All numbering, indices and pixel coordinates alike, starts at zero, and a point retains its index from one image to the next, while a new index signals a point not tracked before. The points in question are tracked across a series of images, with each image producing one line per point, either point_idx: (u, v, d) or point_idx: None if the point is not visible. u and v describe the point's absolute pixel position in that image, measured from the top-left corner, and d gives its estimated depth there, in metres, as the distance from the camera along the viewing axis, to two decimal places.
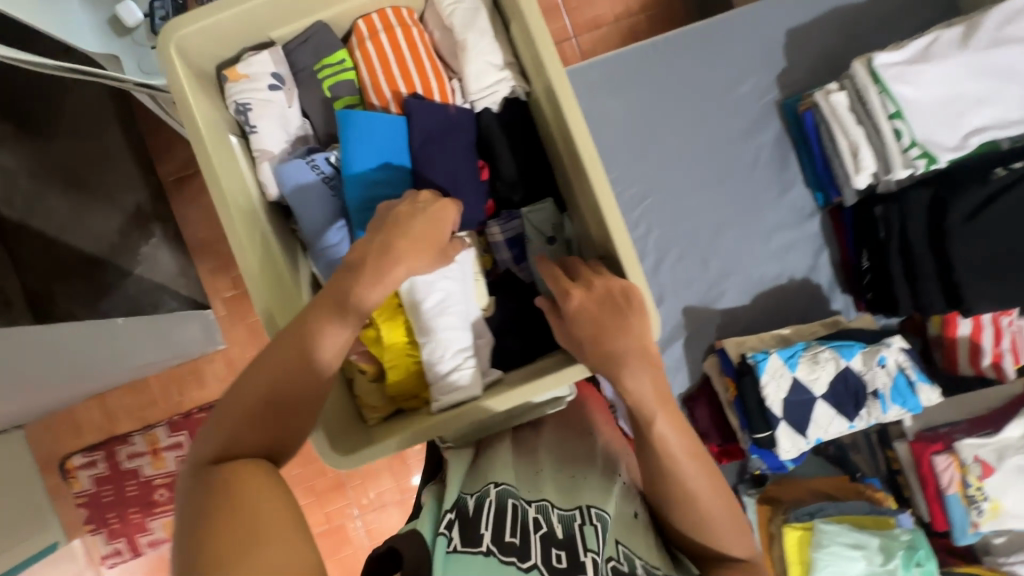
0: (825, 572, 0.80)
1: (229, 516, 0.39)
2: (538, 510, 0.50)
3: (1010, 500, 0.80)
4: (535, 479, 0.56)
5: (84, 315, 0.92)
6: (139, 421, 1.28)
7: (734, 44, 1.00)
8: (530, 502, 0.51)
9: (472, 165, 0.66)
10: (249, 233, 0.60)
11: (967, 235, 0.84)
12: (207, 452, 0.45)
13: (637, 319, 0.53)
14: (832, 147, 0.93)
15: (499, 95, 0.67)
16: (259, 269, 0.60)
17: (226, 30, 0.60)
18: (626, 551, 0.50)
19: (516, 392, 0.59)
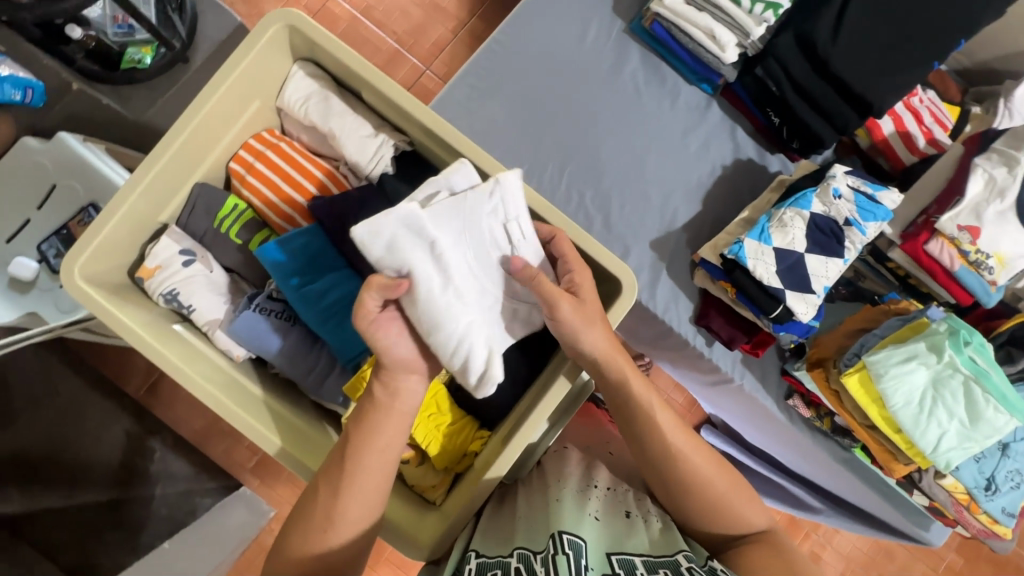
0: (896, 396, 0.82)
1: None
2: (520, 561, 0.50)
3: (1009, 246, 0.83)
4: (512, 532, 0.56)
5: (128, 559, 0.89)
6: None
7: (561, 5, 1.05)
8: (511, 557, 0.51)
9: None
10: (239, 401, 0.60)
11: (841, 50, 0.90)
12: None
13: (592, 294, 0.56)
14: (691, 42, 0.98)
15: (385, 157, 0.67)
16: (269, 426, 0.60)
17: (119, 237, 0.61)
18: (621, 558, 0.49)
19: (534, 419, 0.60)
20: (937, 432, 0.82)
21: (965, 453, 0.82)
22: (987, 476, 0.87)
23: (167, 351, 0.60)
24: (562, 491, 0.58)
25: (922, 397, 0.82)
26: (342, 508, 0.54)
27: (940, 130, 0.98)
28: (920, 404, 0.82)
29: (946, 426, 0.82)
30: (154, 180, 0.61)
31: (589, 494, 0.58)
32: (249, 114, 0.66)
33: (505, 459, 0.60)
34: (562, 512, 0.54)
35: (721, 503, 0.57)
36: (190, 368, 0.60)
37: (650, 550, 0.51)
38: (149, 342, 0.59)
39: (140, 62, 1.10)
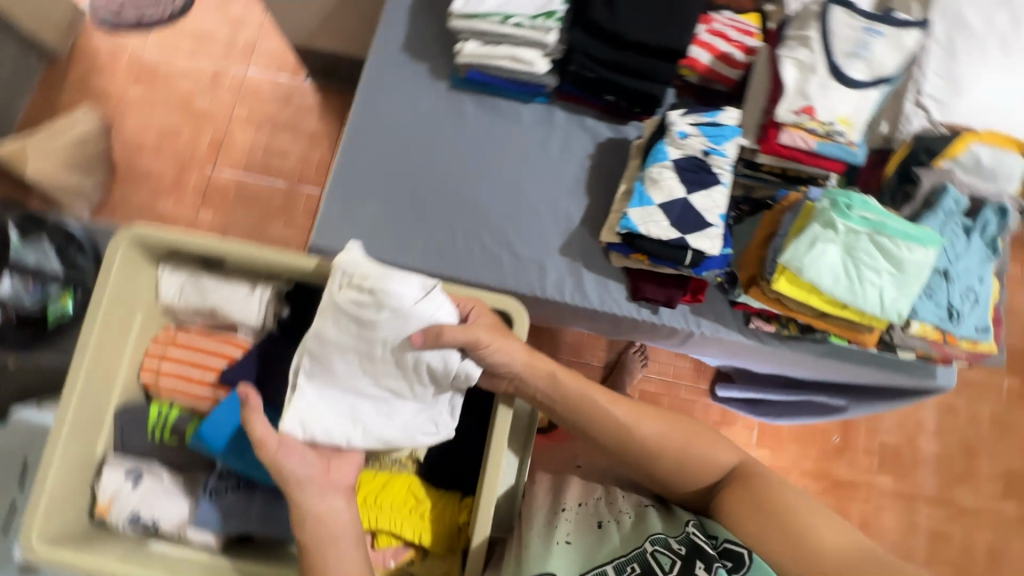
0: (823, 281, 0.86)
1: None
2: None
3: (845, 107, 0.88)
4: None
5: None
6: None
7: (387, 93, 1.14)
8: None
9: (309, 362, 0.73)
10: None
11: (624, 18, 0.98)
12: None
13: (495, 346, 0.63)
14: (505, 71, 1.07)
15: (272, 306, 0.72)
16: None
17: (63, 490, 0.64)
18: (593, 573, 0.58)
19: (492, 462, 0.62)
20: (874, 291, 0.85)
21: (909, 296, 0.85)
22: (944, 304, 0.90)
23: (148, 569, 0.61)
24: (530, 529, 0.63)
25: (844, 268, 0.86)
26: None
27: (750, 39, 1.06)
28: (845, 275, 0.86)
29: (878, 282, 0.85)
30: (75, 426, 0.64)
31: (559, 518, 0.63)
32: (137, 327, 0.71)
33: (484, 512, 0.61)
34: (532, 553, 0.60)
35: (674, 472, 0.65)
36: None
37: (624, 550, 0.59)
38: (127, 567, 0.60)
39: (63, 312, 1.14)
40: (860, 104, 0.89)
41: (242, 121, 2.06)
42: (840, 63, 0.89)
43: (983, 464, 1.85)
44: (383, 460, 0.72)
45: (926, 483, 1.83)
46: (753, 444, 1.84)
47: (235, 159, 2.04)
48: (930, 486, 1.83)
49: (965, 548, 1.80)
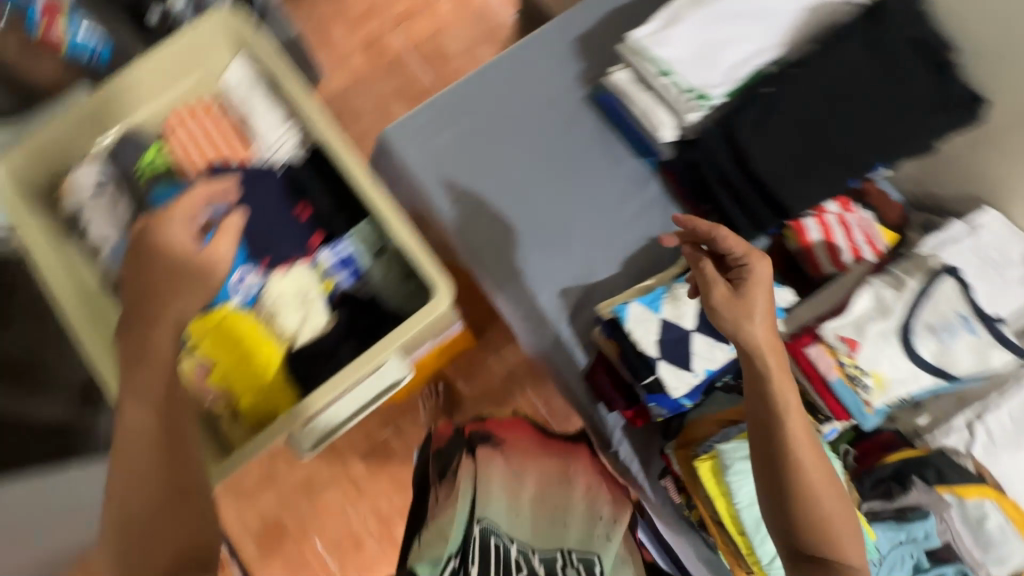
0: (740, 493, 0.81)
1: (125, 523, 0.60)
2: (520, 553, 0.97)
3: (888, 367, 0.80)
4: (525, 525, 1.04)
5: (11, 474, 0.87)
6: None
7: (531, 60, 1.13)
8: (511, 544, 0.98)
9: (279, 202, 0.78)
10: (69, 291, 0.71)
11: (762, 147, 0.92)
12: (133, 510, 0.60)
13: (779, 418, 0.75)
14: (636, 116, 1.04)
15: (317, 307, 0.77)
16: (93, 327, 0.70)
17: (51, 144, 0.77)
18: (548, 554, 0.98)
19: (323, 391, 0.69)
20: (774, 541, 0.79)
21: None
22: None
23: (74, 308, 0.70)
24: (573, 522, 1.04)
25: None
26: (152, 430, 0.63)
27: (867, 251, 1.00)
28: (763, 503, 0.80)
29: None
30: (70, 118, 0.77)
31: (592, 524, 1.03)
32: (188, 83, 0.85)
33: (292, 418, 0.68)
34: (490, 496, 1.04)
35: (809, 489, 0.73)
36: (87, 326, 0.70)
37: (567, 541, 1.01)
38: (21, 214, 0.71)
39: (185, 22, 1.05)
40: (906, 376, 0.80)
41: None
42: (917, 326, 0.80)
43: None
44: (268, 324, 0.76)
45: None
46: None
47: None
48: None
49: None
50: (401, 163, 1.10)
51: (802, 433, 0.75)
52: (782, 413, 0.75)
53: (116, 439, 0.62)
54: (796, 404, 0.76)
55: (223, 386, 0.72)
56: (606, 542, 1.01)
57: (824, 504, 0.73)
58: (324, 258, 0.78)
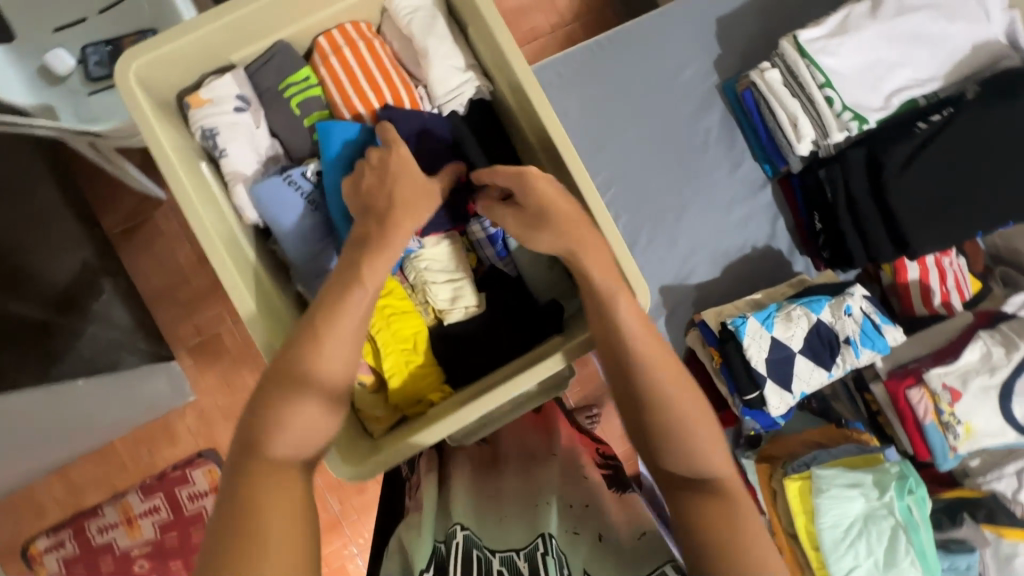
0: (827, 515, 0.85)
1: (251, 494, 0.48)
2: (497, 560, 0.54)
3: (981, 421, 0.85)
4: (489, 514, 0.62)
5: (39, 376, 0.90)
6: (108, 491, 1.25)
7: (668, 36, 1.06)
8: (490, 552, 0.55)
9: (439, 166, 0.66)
10: (216, 231, 0.59)
11: (904, 183, 0.91)
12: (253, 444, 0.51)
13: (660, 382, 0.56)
14: (773, 121, 1.00)
15: (469, 286, 0.69)
16: (238, 275, 0.59)
17: (193, 52, 0.60)
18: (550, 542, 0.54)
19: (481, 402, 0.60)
20: (848, 562, 0.84)
21: None
22: None
23: (228, 264, 0.58)
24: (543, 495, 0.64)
25: (849, 523, 0.85)
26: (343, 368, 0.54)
27: (956, 298, 1.02)
28: (848, 528, 0.85)
29: (859, 557, 0.84)
30: (217, 29, 0.59)
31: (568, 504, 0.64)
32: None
33: (453, 423, 0.60)
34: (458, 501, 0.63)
35: (693, 442, 0.55)
36: (247, 295, 0.59)
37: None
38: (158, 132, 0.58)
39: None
40: (994, 430, 0.86)
41: None
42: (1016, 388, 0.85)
43: None
44: (417, 295, 0.69)
45: None
46: None
47: None
48: None
49: None
50: None
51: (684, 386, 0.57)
52: (624, 359, 0.57)
53: (303, 351, 0.53)
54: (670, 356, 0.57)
55: (372, 361, 0.66)
56: (566, 533, 0.59)
57: (698, 445, 0.56)
58: (477, 230, 0.70)
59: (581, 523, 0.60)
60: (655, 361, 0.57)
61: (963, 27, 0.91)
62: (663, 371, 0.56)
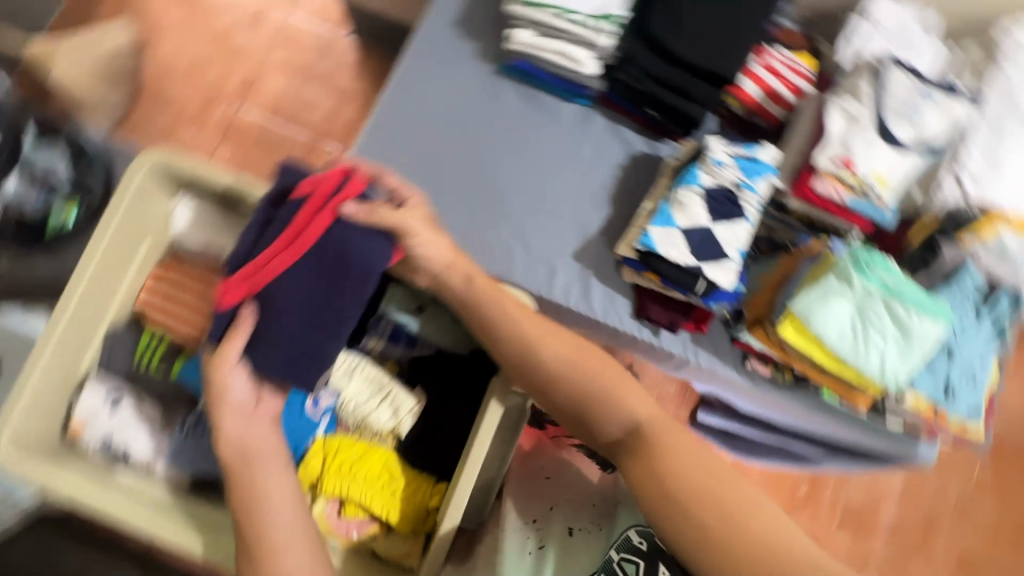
0: (830, 332, 0.86)
1: None
2: None
3: (884, 166, 0.88)
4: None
5: None
6: None
7: (429, 64, 1.11)
8: None
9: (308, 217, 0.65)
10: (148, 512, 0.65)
11: (678, 35, 0.98)
12: None
13: (554, 365, 0.62)
14: (552, 65, 1.07)
15: (398, 390, 0.71)
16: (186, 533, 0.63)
17: (45, 390, 0.67)
18: None
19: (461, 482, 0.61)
20: (877, 354, 0.85)
21: (908, 366, 0.85)
22: (943, 380, 0.89)
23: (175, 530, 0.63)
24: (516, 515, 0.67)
25: (853, 325, 0.85)
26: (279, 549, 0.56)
27: (802, 81, 1.05)
28: (854, 331, 0.85)
29: (882, 345, 0.85)
30: (52, 359, 0.67)
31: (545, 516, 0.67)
32: (142, 255, 0.74)
33: (455, 509, 0.61)
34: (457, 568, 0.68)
35: (597, 395, 0.61)
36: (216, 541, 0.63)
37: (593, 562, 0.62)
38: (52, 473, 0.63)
39: (64, 224, 1.09)
40: (896, 163, 0.89)
41: (277, 64, 2.01)
42: (886, 120, 0.89)
43: None
44: (365, 430, 0.71)
45: None
46: None
47: (265, 100, 1.98)
48: None
49: None
50: None
51: (563, 354, 0.62)
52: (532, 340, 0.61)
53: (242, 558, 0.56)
54: (547, 342, 0.63)
55: (362, 514, 0.68)
56: (529, 555, 0.62)
57: (620, 400, 0.61)
58: (371, 342, 0.75)
59: (547, 531, 0.64)
60: (549, 347, 0.61)
61: None
62: (565, 362, 0.61)
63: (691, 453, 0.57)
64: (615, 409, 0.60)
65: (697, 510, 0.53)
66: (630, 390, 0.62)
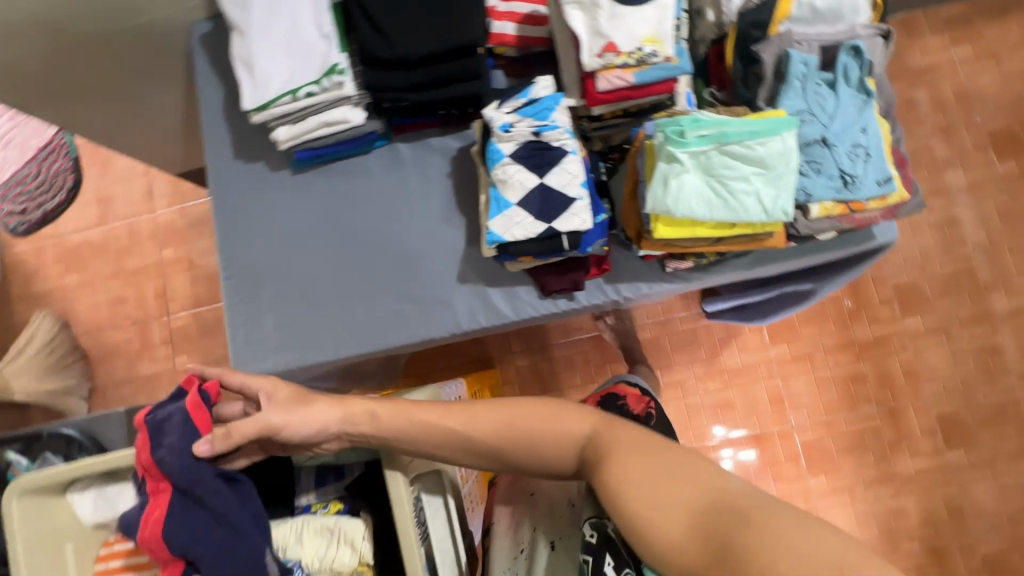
0: (697, 209, 0.80)
1: None
2: None
3: (645, 28, 0.81)
4: None
5: None
6: None
7: (241, 209, 1.13)
8: None
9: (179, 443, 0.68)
10: None
11: (399, 37, 0.92)
12: None
13: (497, 441, 0.71)
14: (328, 137, 1.04)
15: (342, 530, 0.73)
16: None
17: None
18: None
19: None
20: (750, 198, 0.79)
21: (787, 189, 0.78)
22: (834, 174, 0.82)
23: None
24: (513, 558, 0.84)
25: (711, 189, 0.79)
26: None
27: None
28: (716, 195, 0.80)
29: (749, 188, 0.79)
30: None
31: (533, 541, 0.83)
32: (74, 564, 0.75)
33: None
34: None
35: (544, 446, 0.71)
36: None
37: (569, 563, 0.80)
38: None
39: None
40: (658, 15, 0.82)
41: (176, 264, 2.10)
42: None
43: (1005, 258, 1.74)
44: None
45: (953, 304, 1.74)
46: (768, 343, 1.79)
47: (184, 298, 2.09)
48: (958, 306, 1.74)
49: (1020, 351, 1.70)
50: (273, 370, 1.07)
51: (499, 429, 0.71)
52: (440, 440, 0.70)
53: None
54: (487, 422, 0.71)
55: None
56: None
57: (561, 429, 0.71)
58: (305, 498, 0.78)
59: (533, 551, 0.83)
60: (481, 417, 0.71)
61: None
62: (505, 435, 0.70)
63: (643, 471, 0.63)
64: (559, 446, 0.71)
65: (629, 492, 0.61)
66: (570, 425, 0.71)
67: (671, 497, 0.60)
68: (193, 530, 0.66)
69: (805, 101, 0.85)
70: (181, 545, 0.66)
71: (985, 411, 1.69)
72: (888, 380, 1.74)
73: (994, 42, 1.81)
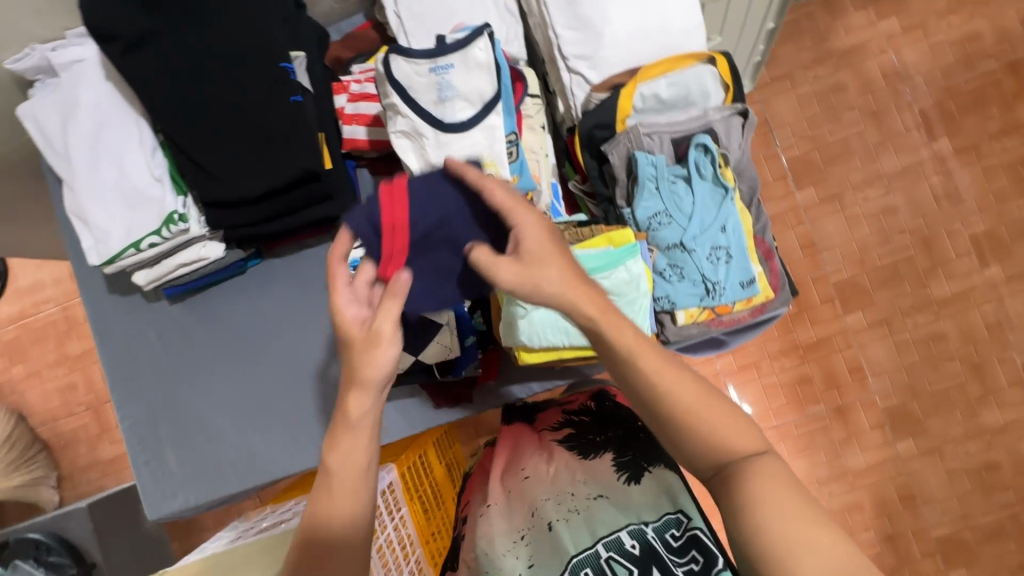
0: (554, 337, 0.78)
1: None
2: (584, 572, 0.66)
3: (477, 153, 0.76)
4: None
5: None
6: None
7: (126, 345, 1.09)
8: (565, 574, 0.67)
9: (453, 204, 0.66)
10: None
11: (234, 177, 0.87)
12: None
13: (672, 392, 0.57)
14: (194, 273, 1.00)
15: None
16: None
17: None
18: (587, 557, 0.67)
19: None
20: None
21: (640, 311, 0.76)
22: (697, 279, 0.78)
23: None
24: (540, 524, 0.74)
25: (565, 318, 0.77)
26: None
27: None
28: (571, 322, 0.77)
29: None
30: None
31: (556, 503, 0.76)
32: None
33: None
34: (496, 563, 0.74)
35: (716, 433, 0.56)
36: None
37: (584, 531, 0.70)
38: None
39: None
40: (489, 136, 0.76)
41: None
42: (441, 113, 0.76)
43: (946, 241, 1.69)
44: None
45: (896, 294, 1.70)
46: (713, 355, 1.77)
47: None
48: (901, 296, 1.70)
49: (965, 335, 1.69)
50: (184, 507, 1.06)
51: (695, 394, 0.58)
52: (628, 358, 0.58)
53: None
54: (674, 371, 0.58)
55: None
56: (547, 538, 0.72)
57: (732, 440, 0.57)
58: None
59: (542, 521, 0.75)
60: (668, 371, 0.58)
61: (87, 102, 0.89)
62: (683, 400, 0.57)
63: (804, 513, 0.52)
64: (717, 448, 0.56)
65: (786, 518, 0.51)
66: (728, 418, 0.58)
67: (825, 553, 0.49)
68: (434, 204, 0.65)
69: (660, 202, 0.79)
70: (424, 217, 0.64)
71: (932, 396, 1.70)
72: (836, 378, 1.72)
73: (920, 11, 1.71)
